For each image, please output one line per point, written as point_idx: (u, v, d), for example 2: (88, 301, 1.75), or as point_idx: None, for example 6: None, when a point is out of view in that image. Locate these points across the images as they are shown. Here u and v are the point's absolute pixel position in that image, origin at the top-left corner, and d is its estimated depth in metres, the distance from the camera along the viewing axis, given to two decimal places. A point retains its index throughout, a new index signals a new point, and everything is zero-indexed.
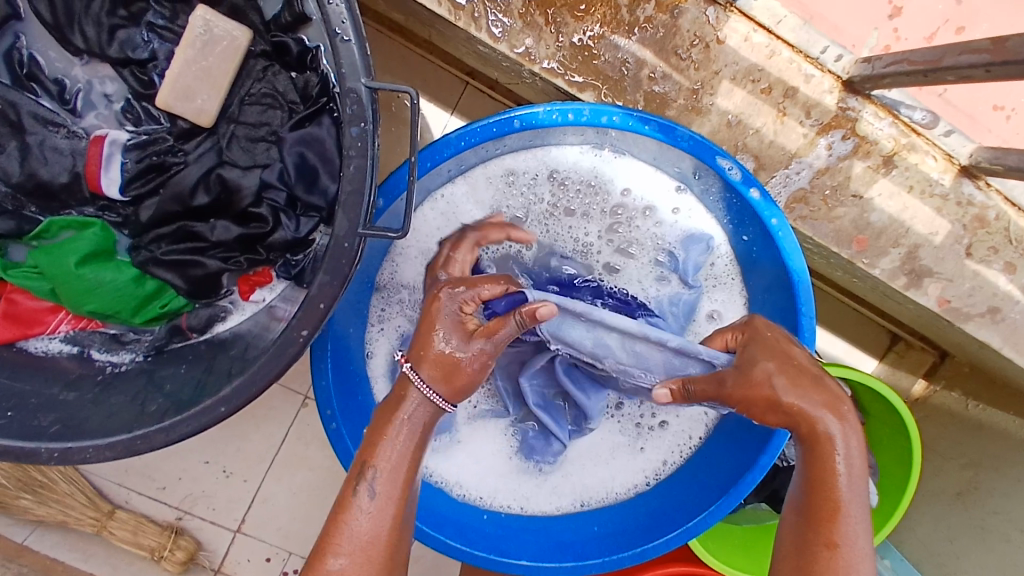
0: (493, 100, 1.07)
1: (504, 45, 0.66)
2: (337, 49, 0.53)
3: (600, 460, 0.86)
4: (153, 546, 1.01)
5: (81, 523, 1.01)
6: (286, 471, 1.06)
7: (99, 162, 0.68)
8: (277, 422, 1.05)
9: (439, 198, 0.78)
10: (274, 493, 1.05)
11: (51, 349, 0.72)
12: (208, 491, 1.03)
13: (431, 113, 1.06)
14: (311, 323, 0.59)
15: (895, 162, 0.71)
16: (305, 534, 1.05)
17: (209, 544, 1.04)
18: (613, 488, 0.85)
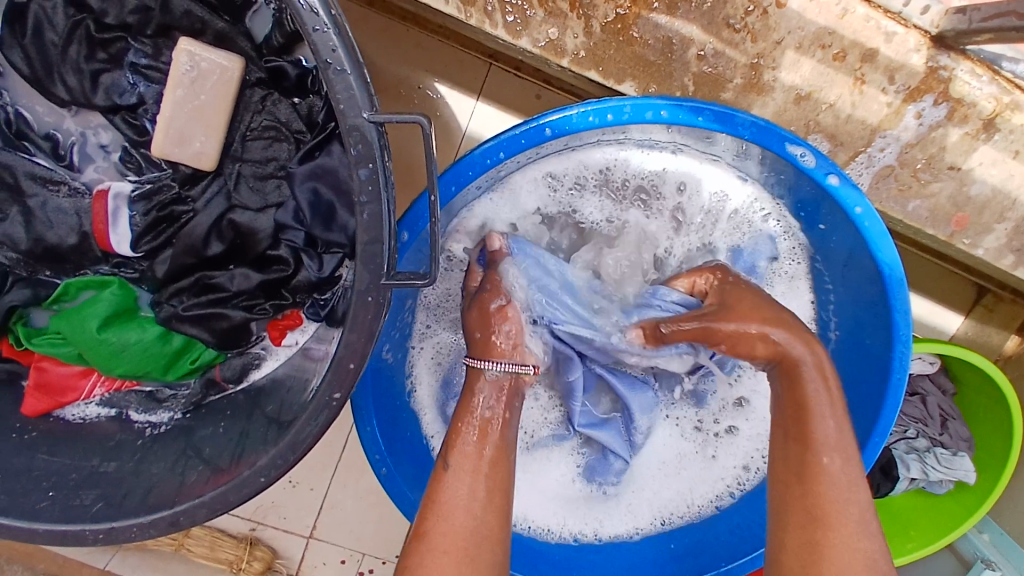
0: (520, 80, 0.98)
1: (525, 40, 0.58)
2: (331, 82, 0.45)
3: (673, 472, 0.78)
4: (231, 559, 0.95)
5: (160, 543, 0.95)
6: (353, 476, 0.98)
7: (105, 220, 0.64)
8: (342, 425, 0.97)
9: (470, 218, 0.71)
10: (342, 499, 0.98)
11: (88, 414, 0.70)
12: (277, 501, 0.97)
13: (457, 101, 0.97)
14: (343, 385, 0.53)
15: (997, 125, 0.59)
16: (381, 535, 0.98)
17: (285, 552, 0.98)
18: (693, 502, 0.77)
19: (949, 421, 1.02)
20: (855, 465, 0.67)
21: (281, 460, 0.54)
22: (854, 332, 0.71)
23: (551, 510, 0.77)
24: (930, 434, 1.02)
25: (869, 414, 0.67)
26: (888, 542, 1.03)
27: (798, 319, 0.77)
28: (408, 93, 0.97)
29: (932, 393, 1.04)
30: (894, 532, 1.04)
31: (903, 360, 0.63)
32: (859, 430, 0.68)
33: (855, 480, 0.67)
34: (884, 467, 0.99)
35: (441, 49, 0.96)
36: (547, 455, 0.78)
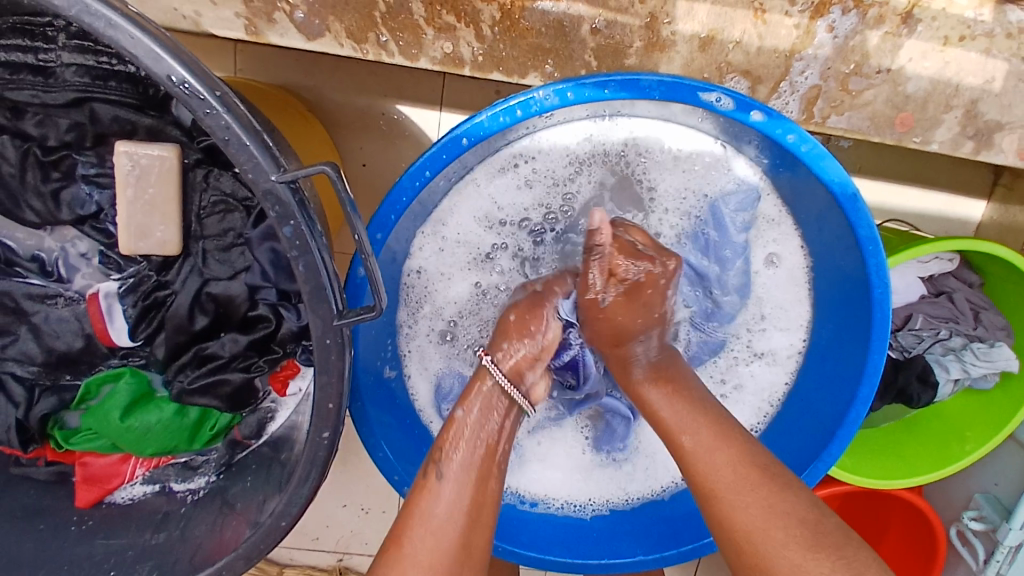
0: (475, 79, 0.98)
1: (424, 59, 0.60)
2: (234, 155, 0.48)
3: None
4: None
5: None
6: None
7: (102, 319, 0.69)
8: None
9: (433, 229, 0.74)
10: None
11: (136, 493, 0.76)
12: (355, 528, 1.18)
13: (420, 117, 1.00)
14: (329, 424, 0.57)
15: (917, 16, 0.58)
16: None
17: None
18: None
19: (982, 313, 0.99)
20: (860, 387, 0.67)
21: (293, 504, 0.59)
22: (833, 264, 0.70)
23: (575, 484, 0.82)
24: (963, 331, 0.99)
25: (861, 336, 0.67)
26: (946, 447, 1.00)
27: (787, 261, 0.77)
28: (374, 121, 1.00)
29: (958, 287, 0.99)
30: (949, 436, 1.02)
31: (880, 273, 0.63)
32: (855, 354, 0.68)
33: (862, 405, 0.67)
34: (922, 375, 0.96)
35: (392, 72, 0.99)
36: (554, 435, 0.83)
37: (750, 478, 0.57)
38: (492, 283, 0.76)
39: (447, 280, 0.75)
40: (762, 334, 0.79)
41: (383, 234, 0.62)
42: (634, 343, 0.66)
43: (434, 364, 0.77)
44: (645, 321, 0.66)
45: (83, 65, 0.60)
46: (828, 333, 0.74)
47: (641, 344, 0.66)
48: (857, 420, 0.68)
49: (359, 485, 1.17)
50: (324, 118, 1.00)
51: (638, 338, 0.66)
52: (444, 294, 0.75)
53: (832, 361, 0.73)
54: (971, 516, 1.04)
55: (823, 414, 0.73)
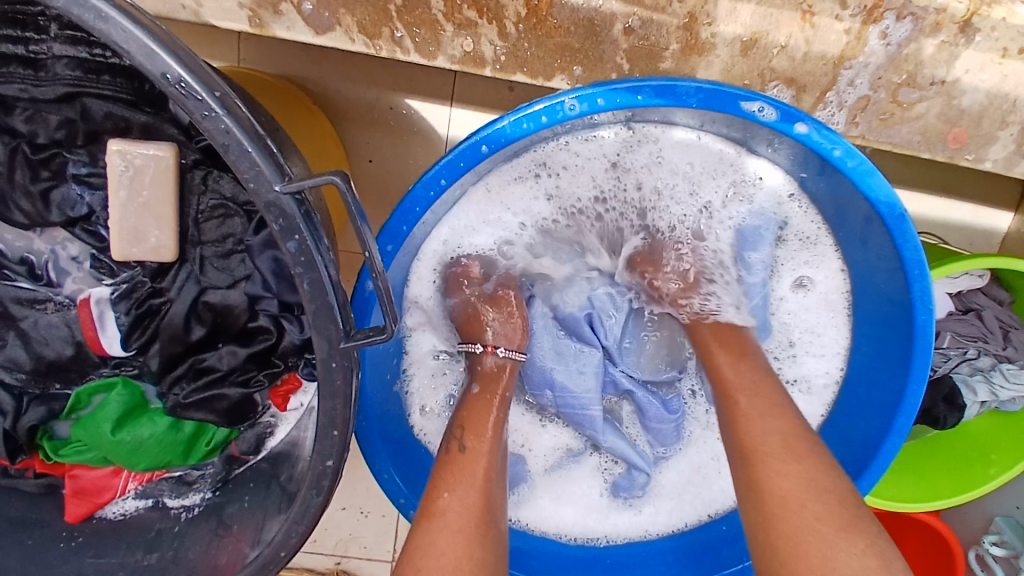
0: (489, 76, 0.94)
1: (442, 59, 0.55)
2: (234, 162, 0.44)
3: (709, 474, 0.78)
4: None
5: None
6: None
7: (94, 326, 0.65)
8: None
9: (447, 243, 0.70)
10: None
11: (127, 509, 0.72)
12: (354, 533, 1.15)
13: (431, 113, 0.95)
14: (333, 451, 0.53)
15: (975, 26, 0.52)
16: None
17: None
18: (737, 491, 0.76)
19: (1012, 332, 0.95)
20: (898, 417, 0.63)
21: (293, 533, 0.55)
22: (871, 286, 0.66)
23: (591, 523, 0.78)
24: (993, 350, 0.95)
25: (900, 363, 0.63)
26: (970, 468, 0.97)
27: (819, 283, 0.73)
28: (382, 116, 0.96)
29: (988, 304, 0.96)
30: (973, 457, 0.98)
31: (924, 300, 0.59)
32: (894, 380, 0.64)
33: (899, 435, 0.63)
34: (948, 397, 0.92)
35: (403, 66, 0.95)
36: (569, 473, 0.80)
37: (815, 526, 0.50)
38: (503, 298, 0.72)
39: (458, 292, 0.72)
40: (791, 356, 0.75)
41: (394, 246, 0.57)
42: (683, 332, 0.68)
43: (440, 380, 0.74)
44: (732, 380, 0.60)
45: (75, 57, 0.55)
46: (863, 357, 0.70)
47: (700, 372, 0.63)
48: (893, 450, 0.64)
49: (360, 490, 1.14)
50: (331, 111, 0.96)
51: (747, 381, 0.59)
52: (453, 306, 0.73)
53: (867, 389, 0.69)
54: (991, 541, 1.01)
55: (855, 442, 0.69)
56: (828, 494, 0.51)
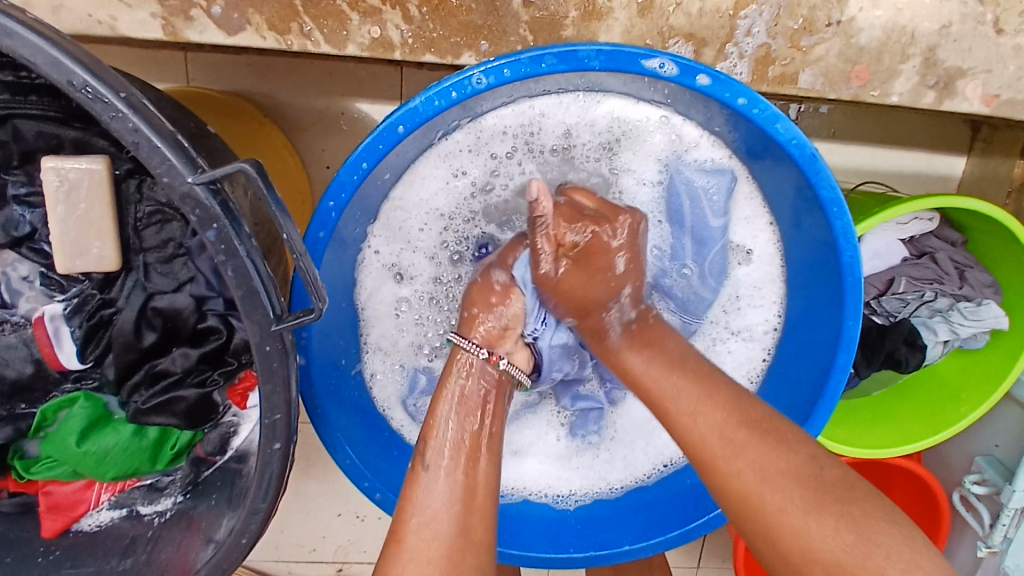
0: (432, 72, 0.96)
1: (352, 48, 0.57)
2: (144, 158, 0.46)
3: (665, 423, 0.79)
4: None
5: None
6: None
7: (49, 342, 0.67)
8: None
9: (381, 217, 0.70)
10: None
11: (102, 520, 0.73)
12: (352, 537, 1.16)
13: (381, 114, 0.97)
14: (281, 435, 0.54)
15: None
16: None
17: None
18: None
19: (967, 271, 0.96)
20: (839, 354, 0.65)
21: (251, 521, 0.56)
22: (804, 232, 0.67)
23: (556, 476, 0.79)
24: (949, 290, 0.96)
25: (834, 301, 0.65)
26: (941, 409, 0.98)
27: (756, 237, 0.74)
28: (334, 121, 0.98)
29: (943, 246, 0.97)
30: (944, 398, 0.99)
31: (848, 236, 0.60)
32: (830, 319, 0.66)
33: (842, 371, 0.65)
34: (908, 338, 0.94)
35: (348, 70, 0.97)
36: (531, 422, 0.81)
37: (739, 438, 0.56)
38: (450, 279, 0.74)
39: (396, 262, 0.72)
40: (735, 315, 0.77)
41: (326, 233, 0.59)
42: (601, 311, 0.65)
43: (394, 363, 0.75)
44: (606, 288, 0.65)
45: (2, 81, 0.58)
46: (802, 302, 0.71)
47: (613, 308, 0.65)
48: (839, 386, 0.65)
49: (353, 494, 1.15)
50: (282, 122, 0.98)
51: (604, 306, 0.65)
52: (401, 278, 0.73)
53: (807, 324, 0.70)
54: (973, 481, 1.01)
55: (802, 383, 0.70)
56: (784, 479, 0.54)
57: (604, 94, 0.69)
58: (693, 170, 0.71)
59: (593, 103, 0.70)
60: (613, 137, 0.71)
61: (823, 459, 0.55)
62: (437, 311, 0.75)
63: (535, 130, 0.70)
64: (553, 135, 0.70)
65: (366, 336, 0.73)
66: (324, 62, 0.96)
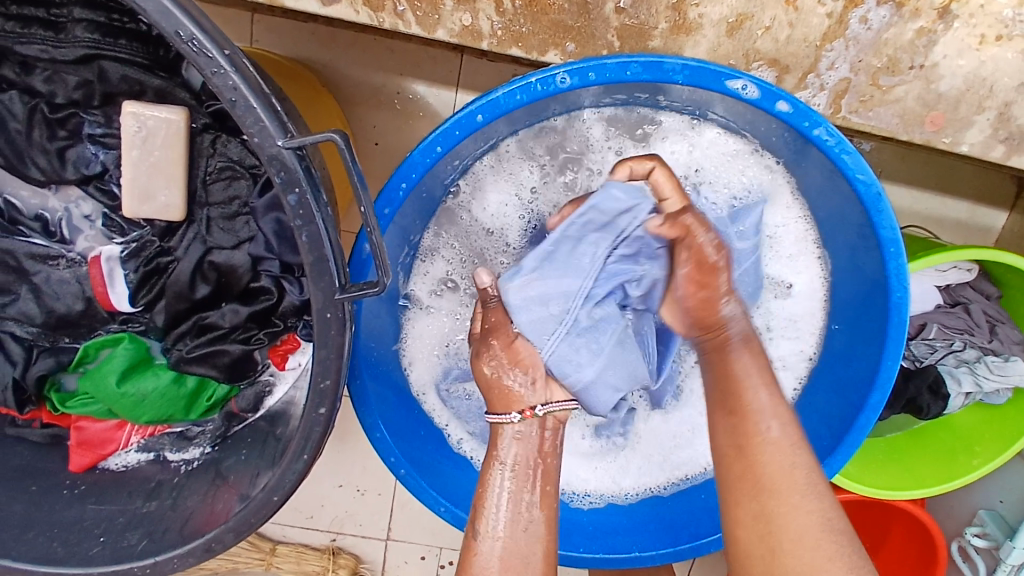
0: (492, 64, 0.97)
1: (441, 32, 0.58)
2: (239, 117, 0.47)
3: (686, 442, 0.80)
4: None
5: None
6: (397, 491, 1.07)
7: (103, 282, 0.68)
8: None
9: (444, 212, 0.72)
10: None
11: (130, 461, 0.75)
12: (350, 509, 1.18)
13: (437, 98, 0.98)
14: (327, 400, 0.56)
15: (953, 12, 0.55)
16: None
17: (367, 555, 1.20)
18: (712, 461, 0.79)
19: (998, 326, 0.97)
20: (873, 393, 0.65)
21: (285, 481, 0.58)
22: (857, 270, 0.67)
23: (577, 475, 0.80)
24: (978, 343, 0.96)
25: (875, 337, 0.66)
26: (953, 458, 0.99)
27: (803, 277, 0.74)
28: (389, 99, 0.98)
29: (977, 299, 0.97)
30: (958, 447, 1.00)
31: (900, 276, 0.61)
32: (871, 357, 0.66)
33: (874, 411, 0.65)
34: (933, 385, 0.94)
35: (411, 51, 0.97)
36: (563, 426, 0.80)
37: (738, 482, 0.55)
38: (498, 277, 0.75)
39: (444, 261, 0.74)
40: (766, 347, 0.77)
41: (391, 210, 0.60)
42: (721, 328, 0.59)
43: (435, 349, 0.76)
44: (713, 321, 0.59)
45: (93, 21, 0.59)
46: (845, 343, 0.71)
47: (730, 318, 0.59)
48: (867, 426, 0.66)
49: (357, 468, 1.16)
50: (338, 94, 0.99)
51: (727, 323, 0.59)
52: (457, 287, 0.74)
53: (845, 359, 0.71)
54: (974, 532, 1.02)
55: (833, 418, 0.71)
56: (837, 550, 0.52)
57: (671, 114, 0.69)
58: (718, 195, 0.72)
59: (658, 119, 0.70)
60: (676, 153, 0.71)
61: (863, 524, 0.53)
62: None
63: (598, 135, 0.71)
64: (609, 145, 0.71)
65: (413, 323, 0.75)
66: (388, 40, 0.96)
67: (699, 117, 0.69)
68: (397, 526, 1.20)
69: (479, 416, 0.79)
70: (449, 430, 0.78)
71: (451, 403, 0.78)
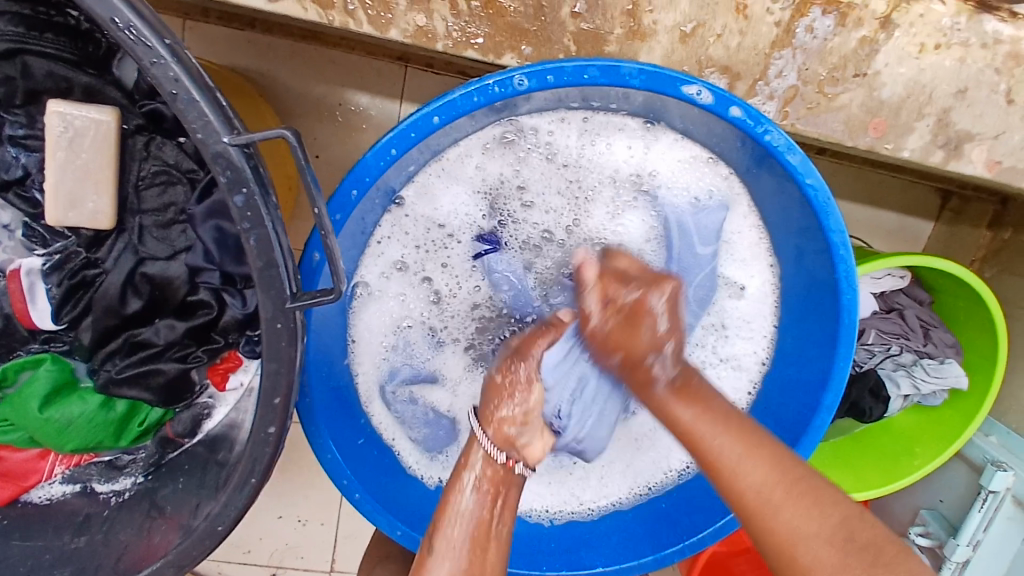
0: (436, 76, 0.96)
1: (395, 31, 0.56)
2: (182, 112, 0.44)
3: (649, 447, 0.78)
4: None
5: None
6: None
7: (23, 298, 0.63)
8: None
9: (401, 205, 0.69)
10: None
11: (54, 493, 0.69)
12: (291, 541, 1.11)
13: (381, 110, 0.96)
14: (277, 418, 0.52)
15: (894, 21, 0.58)
16: None
17: None
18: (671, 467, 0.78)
19: (931, 330, 1.01)
20: (825, 393, 0.67)
21: (230, 509, 0.54)
22: (808, 276, 0.69)
23: (529, 490, 0.78)
24: (913, 346, 1.01)
25: (827, 342, 0.67)
26: (896, 461, 1.02)
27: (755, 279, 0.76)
28: (331, 111, 0.96)
29: (910, 305, 1.02)
30: (899, 450, 1.04)
31: (848, 280, 0.62)
32: (822, 360, 0.68)
33: (827, 412, 0.67)
34: (873, 389, 0.98)
35: (353, 62, 0.95)
36: None
37: (777, 497, 0.51)
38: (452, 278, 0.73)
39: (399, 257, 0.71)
40: (718, 346, 0.77)
41: (343, 215, 0.57)
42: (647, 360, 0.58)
43: (383, 343, 0.73)
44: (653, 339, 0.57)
45: (17, 14, 0.54)
46: (795, 345, 0.73)
47: (656, 361, 0.57)
48: (821, 426, 0.67)
49: (297, 496, 1.10)
50: (277, 105, 0.95)
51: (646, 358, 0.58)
52: (407, 269, 0.71)
53: (795, 360, 0.72)
54: (918, 532, 1.04)
55: (787, 419, 0.72)
56: (815, 539, 0.49)
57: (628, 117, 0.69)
58: (677, 198, 0.73)
59: (619, 125, 0.70)
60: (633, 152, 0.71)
61: (857, 520, 0.50)
62: (445, 317, 0.74)
63: (558, 137, 0.70)
64: (569, 149, 0.71)
65: (360, 317, 0.71)
66: (329, 51, 0.94)
67: (654, 121, 0.69)
68: (341, 555, 1.14)
69: (425, 423, 0.76)
70: (398, 446, 0.75)
71: (399, 412, 0.75)
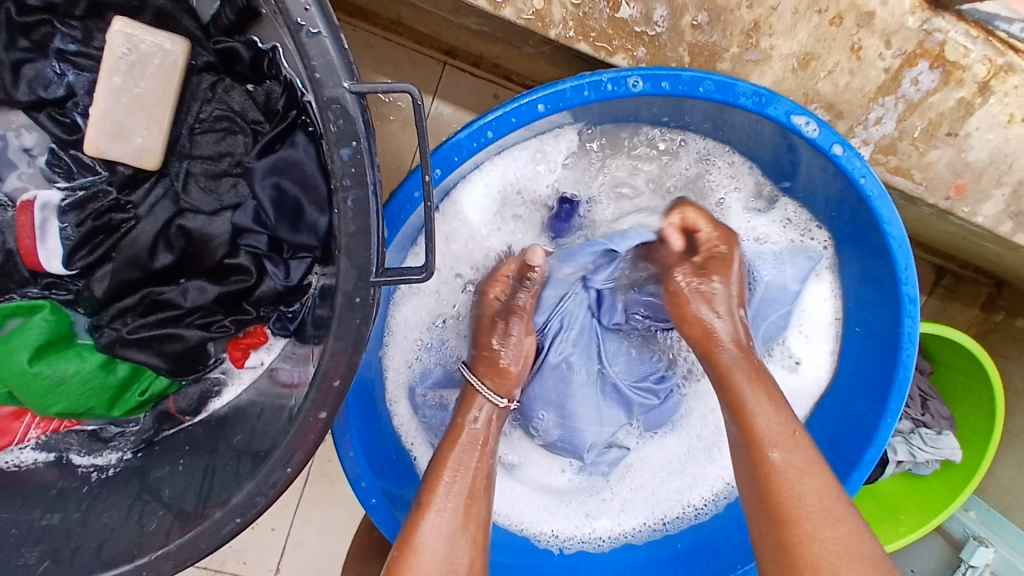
0: (477, 80, 0.87)
1: (508, 11, 0.54)
2: (303, 47, 0.39)
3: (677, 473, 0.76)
4: None
5: None
6: (316, 510, 0.92)
7: (32, 234, 0.55)
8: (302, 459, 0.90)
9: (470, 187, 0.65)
10: (306, 537, 0.91)
11: (24, 460, 0.61)
12: None
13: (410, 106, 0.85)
14: (329, 403, 0.46)
15: (992, 87, 0.58)
16: None
17: None
18: (689, 503, 0.75)
19: (930, 400, 1.00)
20: (868, 448, 0.64)
21: (257, 498, 0.47)
22: (867, 327, 0.67)
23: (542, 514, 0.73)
24: (912, 414, 1.00)
25: (878, 398, 0.65)
26: (879, 524, 1.00)
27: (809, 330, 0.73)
28: None
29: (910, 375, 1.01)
30: (884, 514, 1.02)
31: (909, 335, 0.61)
32: (869, 415, 0.65)
33: (867, 468, 0.64)
34: None
35: (390, 49, 0.84)
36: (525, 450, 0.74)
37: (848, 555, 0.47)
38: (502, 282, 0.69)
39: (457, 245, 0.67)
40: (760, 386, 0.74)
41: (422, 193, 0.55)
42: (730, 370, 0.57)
43: (417, 339, 0.68)
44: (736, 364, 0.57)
45: None
46: (839, 397, 0.71)
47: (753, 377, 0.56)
48: (856, 483, 0.64)
49: None
50: None
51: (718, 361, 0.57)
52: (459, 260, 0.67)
53: (838, 416, 0.70)
54: None
55: None
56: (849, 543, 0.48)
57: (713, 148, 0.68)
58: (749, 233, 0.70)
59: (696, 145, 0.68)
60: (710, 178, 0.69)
61: None
62: None
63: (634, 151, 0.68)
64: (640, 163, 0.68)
65: (398, 310, 0.66)
66: (366, 33, 0.84)
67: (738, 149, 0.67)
68: None
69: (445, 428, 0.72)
70: (414, 449, 0.70)
71: (422, 413, 0.70)
